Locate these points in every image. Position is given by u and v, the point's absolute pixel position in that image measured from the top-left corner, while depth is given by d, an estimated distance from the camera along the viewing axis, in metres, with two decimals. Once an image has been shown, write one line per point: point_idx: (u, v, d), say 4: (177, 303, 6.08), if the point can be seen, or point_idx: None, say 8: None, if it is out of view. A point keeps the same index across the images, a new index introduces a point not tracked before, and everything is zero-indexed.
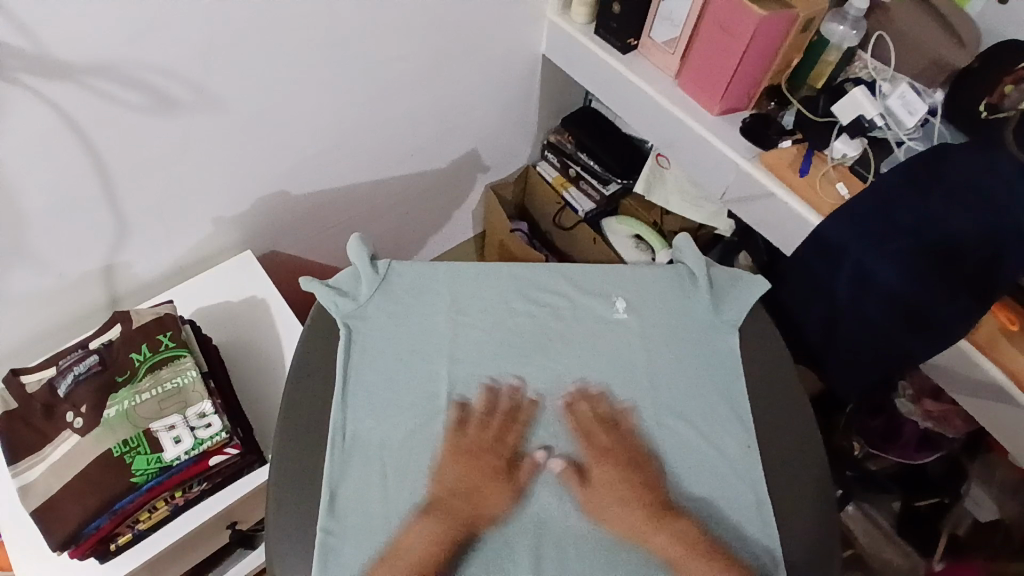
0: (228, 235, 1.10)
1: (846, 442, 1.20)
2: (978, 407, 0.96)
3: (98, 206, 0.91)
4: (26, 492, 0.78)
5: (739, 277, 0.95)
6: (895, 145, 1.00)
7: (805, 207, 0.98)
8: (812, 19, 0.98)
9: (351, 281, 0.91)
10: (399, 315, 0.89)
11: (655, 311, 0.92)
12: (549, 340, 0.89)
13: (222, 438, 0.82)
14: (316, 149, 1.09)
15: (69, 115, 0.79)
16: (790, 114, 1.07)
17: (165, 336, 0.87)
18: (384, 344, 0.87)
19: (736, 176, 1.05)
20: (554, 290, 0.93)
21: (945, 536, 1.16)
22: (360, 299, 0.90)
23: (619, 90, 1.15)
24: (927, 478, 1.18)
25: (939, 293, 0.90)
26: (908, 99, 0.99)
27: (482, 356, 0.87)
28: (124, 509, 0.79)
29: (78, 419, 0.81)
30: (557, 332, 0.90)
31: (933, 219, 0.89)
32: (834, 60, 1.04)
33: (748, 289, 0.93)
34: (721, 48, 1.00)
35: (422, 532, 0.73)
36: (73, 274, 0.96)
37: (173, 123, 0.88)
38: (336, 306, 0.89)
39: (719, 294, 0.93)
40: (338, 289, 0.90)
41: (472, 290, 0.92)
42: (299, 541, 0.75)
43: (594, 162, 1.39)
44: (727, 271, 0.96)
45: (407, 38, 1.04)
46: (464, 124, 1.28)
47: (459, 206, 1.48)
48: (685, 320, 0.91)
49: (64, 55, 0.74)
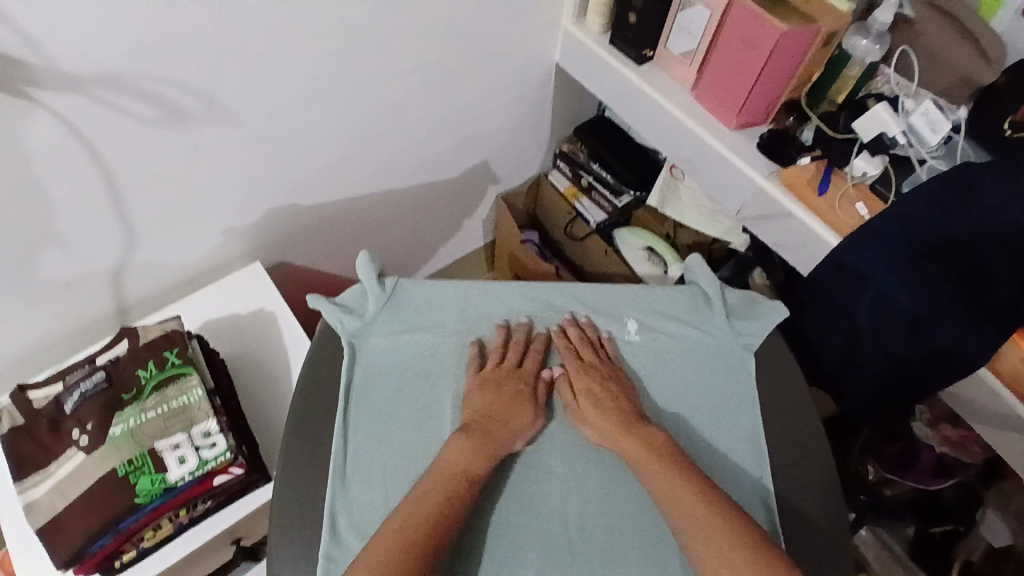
0: (238, 246, 1.10)
1: (860, 467, 1.20)
2: (998, 434, 0.93)
3: (107, 217, 0.90)
4: (31, 509, 0.78)
5: (755, 300, 0.93)
6: (918, 163, 0.98)
7: (823, 227, 0.96)
8: (834, 33, 0.95)
9: (359, 299, 0.91)
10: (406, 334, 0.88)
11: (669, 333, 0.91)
12: (559, 361, 0.88)
13: (227, 457, 0.81)
14: (327, 160, 1.08)
15: (77, 127, 0.78)
16: (809, 130, 1.04)
17: (172, 353, 0.86)
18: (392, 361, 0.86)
19: (754, 194, 1.02)
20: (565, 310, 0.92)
21: (959, 564, 1.13)
22: (367, 316, 0.88)
23: (635, 102, 1.13)
24: (942, 506, 1.17)
25: (962, 322, 0.88)
26: (933, 117, 0.96)
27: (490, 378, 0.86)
28: (128, 529, 0.78)
29: (84, 436, 0.81)
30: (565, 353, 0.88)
31: (958, 245, 0.87)
32: (856, 74, 1.01)
33: (766, 312, 0.91)
34: (740, 62, 0.98)
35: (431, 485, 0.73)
36: (81, 284, 0.96)
37: (182, 135, 0.87)
38: (342, 324, 0.88)
39: (734, 314, 0.91)
40: (343, 307, 0.89)
41: (481, 309, 0.91)
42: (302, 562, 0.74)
43: (607, 173, 1.37)
44: (742, 295, 0.94)
45: (420, 47, 1.02)
46: (476, 133, 1.27)
47: (471, 215, 1.46)
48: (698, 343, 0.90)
49: (73, 67, 0.73)
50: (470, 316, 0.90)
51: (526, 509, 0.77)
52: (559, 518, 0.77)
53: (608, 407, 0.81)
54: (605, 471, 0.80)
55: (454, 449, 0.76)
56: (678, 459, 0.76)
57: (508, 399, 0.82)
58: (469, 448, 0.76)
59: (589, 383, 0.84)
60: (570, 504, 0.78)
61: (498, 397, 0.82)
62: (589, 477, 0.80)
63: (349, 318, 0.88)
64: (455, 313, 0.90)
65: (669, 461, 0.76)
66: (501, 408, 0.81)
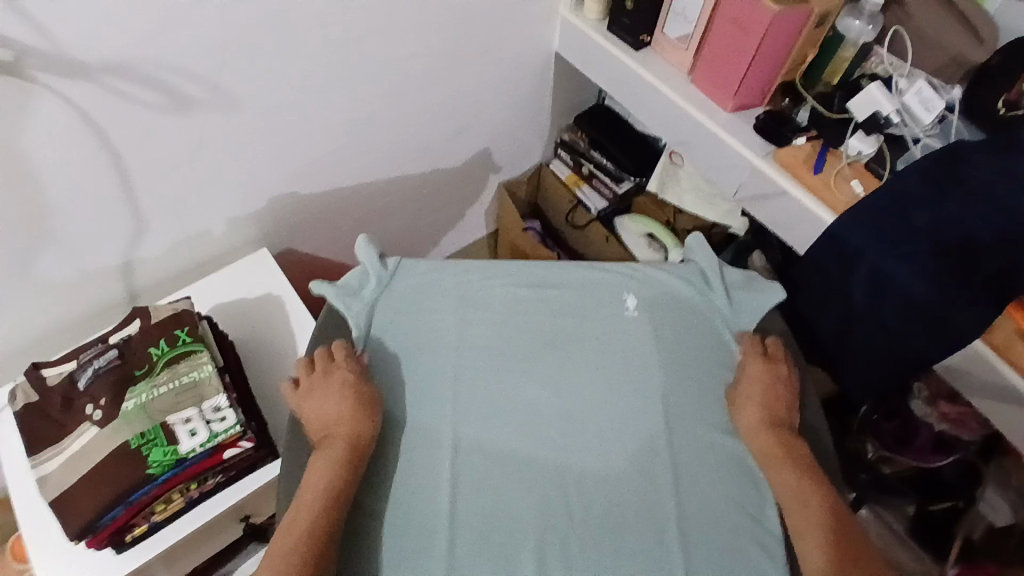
0: (244, 232, 1.12)
1: (858, 443, 1.20)
2: (993, 408, 0.94)
3: (117, 202, 0.92)
4: (43, 483, 0.80)
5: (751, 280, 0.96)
6: (911, 141, 1.00)
7: (818, 205, 0.98)
8: (827, 14, 0.97)
9: (359, 277, 0.93)
10: (409, 314, 0.90)
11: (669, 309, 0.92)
12: (563, 328, 0.90)
13: (236, 431, 0.83)
14: (330, 146, 1.10)
15: (87, 113, 0.81)
16: (804, 112, 1.05)
17: (182, 331, 0.88)
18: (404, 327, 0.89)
19: (751, 174, 1.04)
20: (570, 280, 0.95)
21: (960, 542, 1.15)
22: (367, 298, 0.91)
23: (632, 87, 1.15)
24: (941, 483, 1.18)
25: (954, 297, 0.89)
26: (927, 96, 0.97)
27: (499, 348, 0.88)
28: (140, 501, 0.80)
29: (98, 411, 0.83)
30: (571, 322, 0.91)
31: (950, 221, 0.88)
32: (850, 55, 1.03)
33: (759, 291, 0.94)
34: (734, 45, 1.00)
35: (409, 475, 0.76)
36: (93, 269, 0.98)
37: (189, 121, 0.90)
38: (346, 305, 0.90)
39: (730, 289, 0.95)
40: (346, 290, 0.91)
41: (489, 280, 0.94)
42: None
43: (607, 160, 1.38)
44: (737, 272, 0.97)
45: (419, 35, 1.04)
46: (477, 122, 1.29)
47: (473, 204, 1.48)
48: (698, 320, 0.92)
49: (81, 55, 0.75)
50: (476, 286, 0.93)
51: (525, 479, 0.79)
52: (558, 488, 0.79)
53: (777, 404, 0.82)
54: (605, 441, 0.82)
55: (319, 460, 0.75)
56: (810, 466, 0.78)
57: (338, 390, 0.80)
58: (323, 459, 0.75)
59: (772, 381, 0.84)
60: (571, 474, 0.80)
61: (336, 392, 0.80)
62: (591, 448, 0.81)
63: (356, 297, 0.91)
64: (459, 285, 0.93)
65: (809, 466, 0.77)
66: (331, 401, 0.79)
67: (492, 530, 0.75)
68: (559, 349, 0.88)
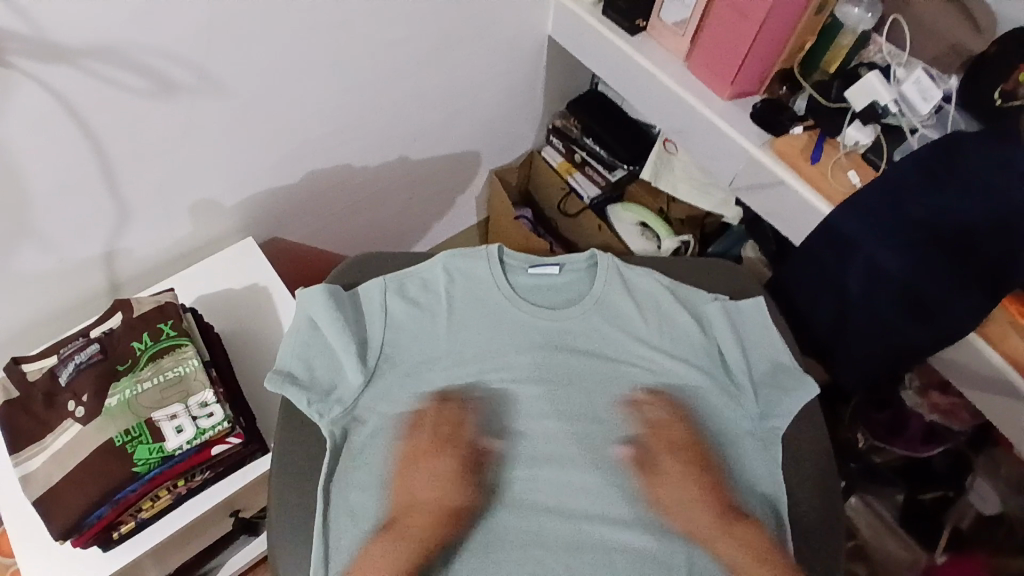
0: (231, 221, 1.09)
1: (850, 435, 1.20)
2: (984, 401, 0.95)
3: (98, 191, 0.89)
4: (27, 480, 0.78)
5: (782, 363, 0.87)
6: (910, 132, 0.98)
7: (815, 195, 0.97)
8: (827, 1, 0.95)
9: (329, 366, 0.83)
10: (406, 330, 0.86)
11: (677, 330, 0.89)
12: (567, 403, 0.85)
13: (224, 427, 0.81)
14: (318, 133, 1.07)
15: (68, 100, 0.77)
16: (801, 100, 1.04)
17: (166, 324, 0.86)
18: (398, 404, 0.83)
19: (747, 163, 1.03)
20: (582, 338, 0.89)
21: (949, 529, 1.17)
22: (337, 396, 0.81)
23: (627, 74, 1.13)
24: (931, 472, 1.19)
25: (946, 286, 0.89)
26: (924, 86, 0.96)
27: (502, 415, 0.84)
28: (126, 499, 0.78)
29: (80, 408, 0.80)
30: (578, 386, 0.86)
31: (943, 210, 0.88)
32: (848, 44, 1.02)
33: (788, 387, 0.85)
34: (733, 31, 0.98)
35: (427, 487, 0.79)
36: (74, 259, 0.95)
37: (174, 107, 0.87)
38: (306, 401, 0.79)
39: (756, 380, 0.86)
40: (306, 385, 0.80)
41: (500, 325, 0.88)
42: (301, 533, 0.76)
43: (600, 148, 1.36)
44: (761, 327, 0.89)
45: (412, 18, 1.01)
46: (469, 108, 1.26)
47: (464, 192, 1.46)
48: (704, 348, 0.88)
49: (61, 38, 0.72)
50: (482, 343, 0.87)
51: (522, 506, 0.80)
52: (557, 510, 0.79)
53: (691, 487, 0.81)
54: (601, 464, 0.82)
55: (378, 551, 0.73)
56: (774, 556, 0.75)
57: (446, 480, 0.79)
58: (388, 547, 0.74)
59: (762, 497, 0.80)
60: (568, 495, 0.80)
61: (433, 479, 0.79)
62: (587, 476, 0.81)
63: (333, 391, 0.82)
64: (465, 342, 0.87)
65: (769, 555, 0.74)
66: (433, 496, 0.78)
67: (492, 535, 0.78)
68: (558, 426, 0.84)
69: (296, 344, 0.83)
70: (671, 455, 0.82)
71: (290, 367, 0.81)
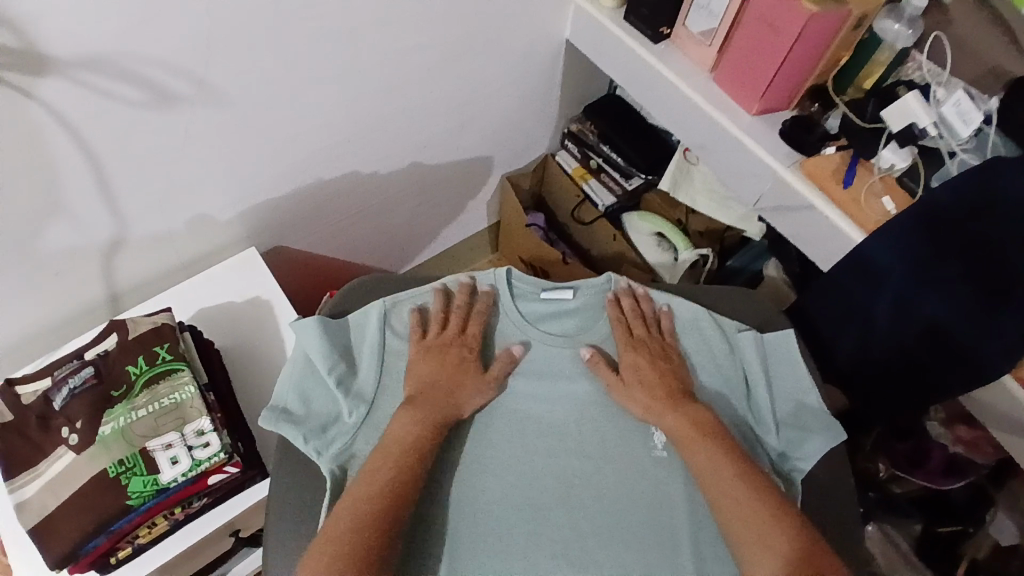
0: (233, 231, 1.05)
1: (870, 464, 1.16)
2: (1013, 442, 0.91)
3: (93, 204, 0.85)
4: (22, 509, 0.76)
5: (807, 405, 0.82)
6: (947, 156, 0.92)
7: (846, 221, 0.92)
8: (866, 16, 0.89)
9: (327, 399, 0.79)
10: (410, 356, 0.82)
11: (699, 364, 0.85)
12: (579, 437, 0.81)
13: (221, 457, 0.79)
14: (325, 142, 1.02)
15: (60, 113, 0.73)
16: (834, 117, 0.98)
17: (162, 348, 0.82)
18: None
19: (774, 184, 0.97)
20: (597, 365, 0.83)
21: (965, 562, 1.11)
22: (339, 433, 0.77)
23: (650, 83, 1.07)
24: (950, 505, 1.14)
25: (984, 328, 0.83)
26: (965, 108, 0.90)
27: (523, 443, 0.81)
28: (122, 529, 0.76)
29: (73, 435, 0.78)
30: (589, 419, 0.82)
31: (984, 244, 0.82)
32: (886, 59, 0.95)
33: (811, 431, 0.80)
34: (764, 45, 0.92)
35: (406, 419, 0.75)
36: (70, 273, 0.92)
37: (172, 118, 0.82)
38: (302, 440, 0.76)
39: (779, 419, 0.81)
40: (302, 422, 0.77)
41: (508, 349, 0.83)
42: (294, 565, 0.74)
43: (617, 155, 1.31)
44: (783, 365, 0.84)
45: (424, 24, 0.96)
46: (482, 112, 1.21)
47: (475, 196, 1.41)
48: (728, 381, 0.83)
49: (50, 51, 0.68)
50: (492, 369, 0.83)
51: (539, 523, 0.77)
52: (563, 538, 0.76)
53: (648, 382, 0.80)
54: (611, 497, 0.78)
55: (401, 422, 0.75)
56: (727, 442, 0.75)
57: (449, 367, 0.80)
58: (412, 419, 0.75)
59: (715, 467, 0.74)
60: (573, 531, 0.76)
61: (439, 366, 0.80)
62: (595, 510, 0.77)
63: (332, 425, 0.78)
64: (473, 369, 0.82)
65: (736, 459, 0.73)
66: (444, 379, 0.79)
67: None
68: (569, 462, 0.80)
69: (294, 375, 0.80)
70: (633, 355, 0.82)
71: (285, 402, 0.78)
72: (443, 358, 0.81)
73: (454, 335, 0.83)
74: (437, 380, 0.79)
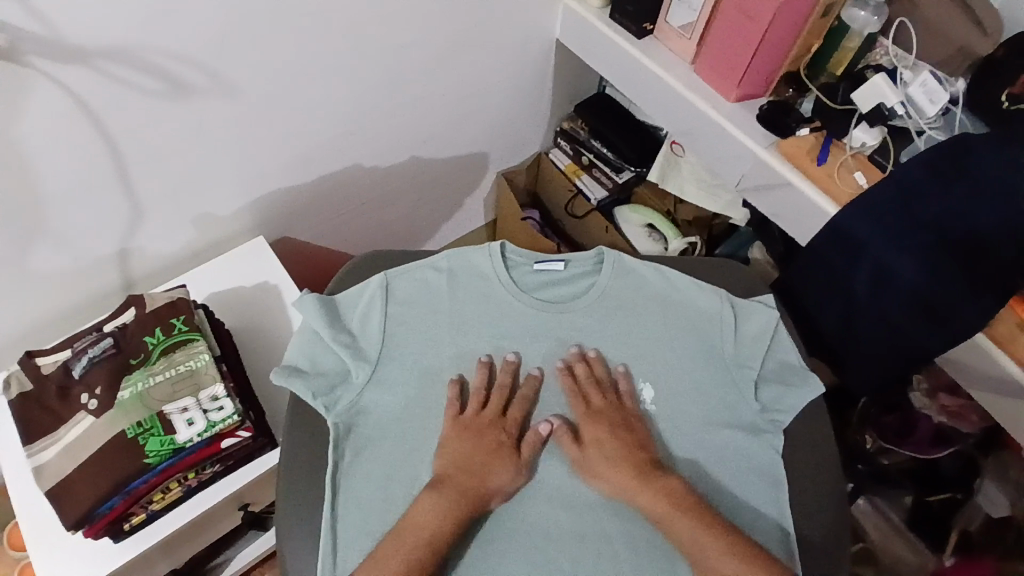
0: (243, 219, 1.11)
1: (858, 437, 1.21)
2: (990, 403, 0.95)
3: (112, 190, 0.91)
4: (39, 472, 0.80)
5: (790, 362, 0.87)
6: (916, 133, 0.99)
7: (820, 195, 0.97)
8: (833, 4, 0.96)
9: (334, 361, 0.84)
10: (410, 322, 0.86)
11: (683, 327, 0.88)
12: (577, 398, 0.85)
13: (235, 420, 0.83)
14: (330, 134, 1.08)
15: (83, 100, 0.79)
16: (809, 101, 1.05)
17: (178, 320, 0.87)
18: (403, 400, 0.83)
19: (754, 165, 1.03)
20: (588, 329, 0.89)
21: (956, 533, 1.17)
22: (347, 392, 0.83)
23: (635, 76, 1.14)
24: (939, 475, 1.18)
25: (958, 291, 0.88)
26: (931, 88, 0.97)
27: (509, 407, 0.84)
28: (136, 491, 0.80)
29: (93, 401, 0.82)
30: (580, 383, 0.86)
31: (956, 213, 0.87)
32: (855, 47, 1.02)
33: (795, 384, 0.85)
34: (740, 34, 0.99)
35: (432, 507, 0.74)
36: (88, 257, 0.97)
37: (186, 107, 0.88)
38: (314, 398, 0.81)
39: (762, 374, 0.86)
40: (315, 381, 0.82)
41: (501, 314, 0.88)
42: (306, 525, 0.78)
43: (607, 150, 1.39)
44: (761, 326, 0.88)
45: (421, 21, 1.03)
46: (478, 110, 1.27)
47: (472, 193, 1.47)
48: (712, 342, 0.87)
49: (76, 39, 0.74)
50: (501, 335, 0.87)
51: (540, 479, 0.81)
52: (562, 495, 0.80)
53: (617, 458, 0.81)
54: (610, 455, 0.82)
55: (432, 509, 0.74)
56: (702, 511, 0.76)
57: (490, 450, 0.80)
58: (438, 508, 0.74)
59: (685, 521, 0.76)
60: (574, 488, 0.81)
61: (478, 447, 0.80)
62: (600, 465, 0.82)
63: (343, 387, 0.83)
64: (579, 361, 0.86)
65: (688, 507, 0.76)
66: (478, 458, 0.79)
67: (493, 540, 0.78)
68: (561, 417, 0.85)
69: (302, 342, 0.85)
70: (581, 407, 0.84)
71: (296, 362, 0.83)
72: (471, 438, 0.80)
73: (490, 415, 0.82)
74: (464, 462, 0.79)
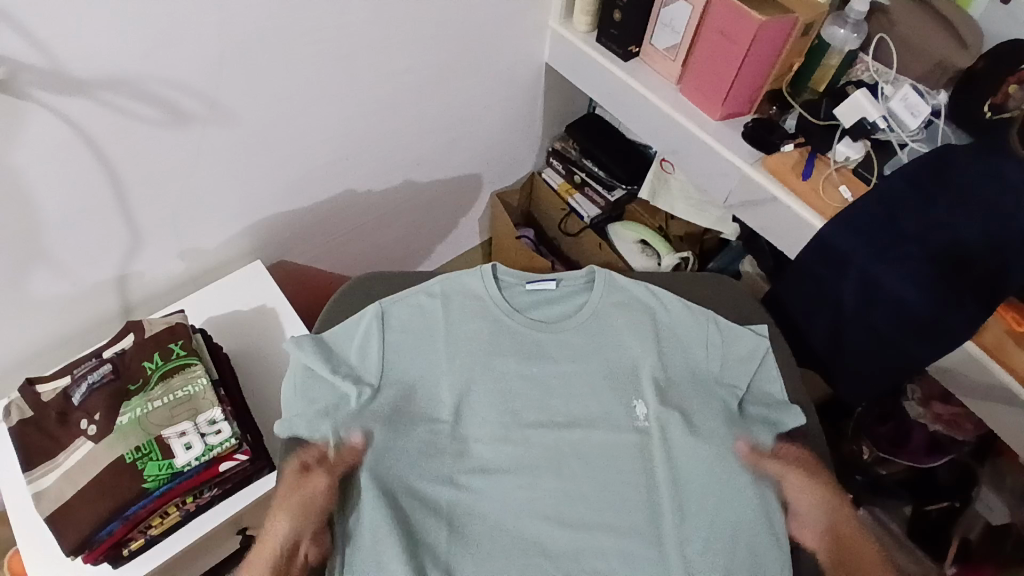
0: (241, 244, 1.13)
1: (855, 446, 1.22)
2: (984, 410, 0.96)
3: (112, 217, 0.93)
4: (40, 497, 0.81)
5: (774, 395, 0.86)
6: (899, 147, 1.01)
7: (805, 209, 0.99)
8: (812, 24, 0.99)
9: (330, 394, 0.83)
10: (402, 349, 0.86)
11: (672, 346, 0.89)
12: (563, 415, 0.87)
13: (232, 443, 0.84)
14: (325, 159, 1.11)
15: (84, 130, 0.81)
16: (792, 117, 1.07)
17: (176, 345, 0.89)
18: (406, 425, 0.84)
19: (740, 181, 1.05)
20: (580, 347, 0.89)
21: (957, 541, 1.17)
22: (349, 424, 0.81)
23: (622, 97, 1.16)
24: (936, 483, 1.19)
25: (944, 301, 0.88)
26: (913, 102, 0.99)
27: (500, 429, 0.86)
28: (136, 515, 0.80)
29: (93, 426, 0.83)
30: (574, 397, 0.87)
31: (935, 225, 0.88)
32: (835, 63, 1.05)
33: (780, 421, 0.84)
34: (722, 55, 1.01)
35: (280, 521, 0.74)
36: (87, 284, 0.98)
37: (185, 135, 0.90)
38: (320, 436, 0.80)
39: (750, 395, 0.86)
40: (316, 418, 0.81)
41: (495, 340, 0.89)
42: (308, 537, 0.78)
43: (599, 168, 1.41)
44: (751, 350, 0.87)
45: (413, 48, 1.06)
46: (470, 132, 1.30)
47: (467, 213, 1.50)
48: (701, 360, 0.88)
49: (77, 72, 0.76)
50: (494, 354, 0.88)
51: (534, 494, 0.82)
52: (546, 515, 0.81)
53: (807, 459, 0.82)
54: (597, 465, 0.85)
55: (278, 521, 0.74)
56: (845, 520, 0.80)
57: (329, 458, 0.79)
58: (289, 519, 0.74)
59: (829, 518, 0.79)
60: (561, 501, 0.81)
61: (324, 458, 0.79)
62: (589, 477, 0.83)
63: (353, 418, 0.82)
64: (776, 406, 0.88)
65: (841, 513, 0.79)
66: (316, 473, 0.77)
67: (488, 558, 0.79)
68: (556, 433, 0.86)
69: (296, 385, 0.83)
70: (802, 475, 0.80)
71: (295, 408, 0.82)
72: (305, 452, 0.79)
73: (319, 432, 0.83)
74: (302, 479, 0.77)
